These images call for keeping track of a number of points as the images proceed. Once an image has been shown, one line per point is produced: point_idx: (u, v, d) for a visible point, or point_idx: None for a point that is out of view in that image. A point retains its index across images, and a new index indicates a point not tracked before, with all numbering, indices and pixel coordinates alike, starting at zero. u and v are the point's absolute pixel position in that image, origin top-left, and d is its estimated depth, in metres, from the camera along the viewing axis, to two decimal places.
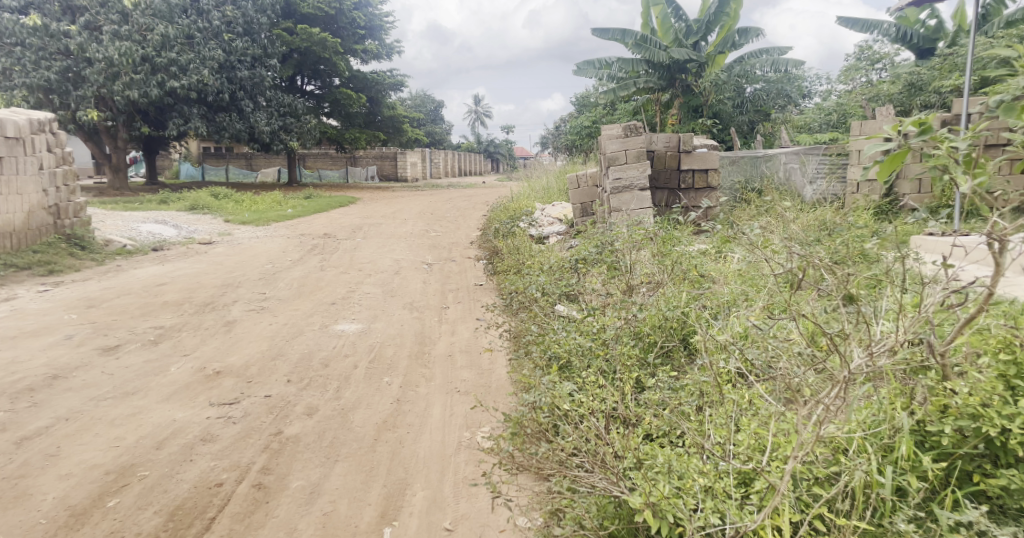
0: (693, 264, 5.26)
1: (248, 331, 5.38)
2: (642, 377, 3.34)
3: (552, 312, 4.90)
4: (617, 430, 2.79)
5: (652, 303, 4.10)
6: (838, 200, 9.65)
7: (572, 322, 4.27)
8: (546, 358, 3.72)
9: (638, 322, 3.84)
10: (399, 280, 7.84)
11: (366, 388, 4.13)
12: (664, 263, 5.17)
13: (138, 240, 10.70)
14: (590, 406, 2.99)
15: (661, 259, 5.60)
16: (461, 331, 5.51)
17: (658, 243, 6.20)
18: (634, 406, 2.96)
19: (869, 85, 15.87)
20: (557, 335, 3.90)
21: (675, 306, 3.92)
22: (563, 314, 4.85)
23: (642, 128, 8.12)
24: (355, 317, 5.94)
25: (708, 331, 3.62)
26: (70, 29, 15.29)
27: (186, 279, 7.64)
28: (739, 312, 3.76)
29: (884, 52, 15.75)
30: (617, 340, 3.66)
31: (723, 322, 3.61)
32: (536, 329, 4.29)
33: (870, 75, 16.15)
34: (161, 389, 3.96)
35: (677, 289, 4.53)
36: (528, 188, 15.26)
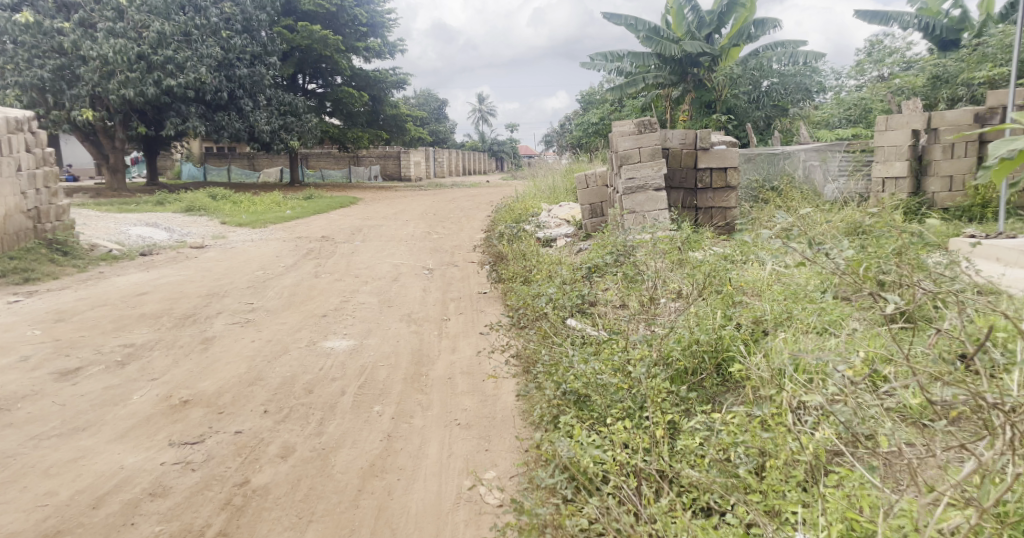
0: (722, 273, 4.74)
1: (227, 349, 4.88)
2: (676, 417, 2.82)
3: (566, 328, 4.36)
4: (658, 509, 2.30)
5: (681, 322, 3.55)
6: (862, 199, 8.88)
7: (590, 347, 3.72)
8: (562, 392, 3.18)
9: (667, 346, 3.29)
10: (397, 288, 7.33)
11: (353, 420, 3.61)
12: (693, 277, 4.66)
13: (127, 244, 10.23)
14: (622, 468, 2.49)
15: (683, 270, 5.11)
16: (462, 349, 4.99)
17: (682, 253, 5.73)
18: (675, 463, 2.48)
19: (881, 80, 15.33)
20: (572, 365, 3.34)
21: (710, 325, 3.36)
22: (578, 331, 4.30)
23: (656, 125, 7.53)
24: (347, 332, 5.43)
25: (751, 359, 3.08)
26: (63, 26, 14.84)
27: (169, 287, 7.15)
28: (788, 336, 3.22)
29: (896, 46, 15.17)
30: (645, 369, 3.12)
31: (768, 350, 3.07)
32: (549, 355, 3.73)
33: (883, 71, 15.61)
34: (116, 425, 3.47)
35: (713, 304, 4.00)
36: (533, 188, 14.74)
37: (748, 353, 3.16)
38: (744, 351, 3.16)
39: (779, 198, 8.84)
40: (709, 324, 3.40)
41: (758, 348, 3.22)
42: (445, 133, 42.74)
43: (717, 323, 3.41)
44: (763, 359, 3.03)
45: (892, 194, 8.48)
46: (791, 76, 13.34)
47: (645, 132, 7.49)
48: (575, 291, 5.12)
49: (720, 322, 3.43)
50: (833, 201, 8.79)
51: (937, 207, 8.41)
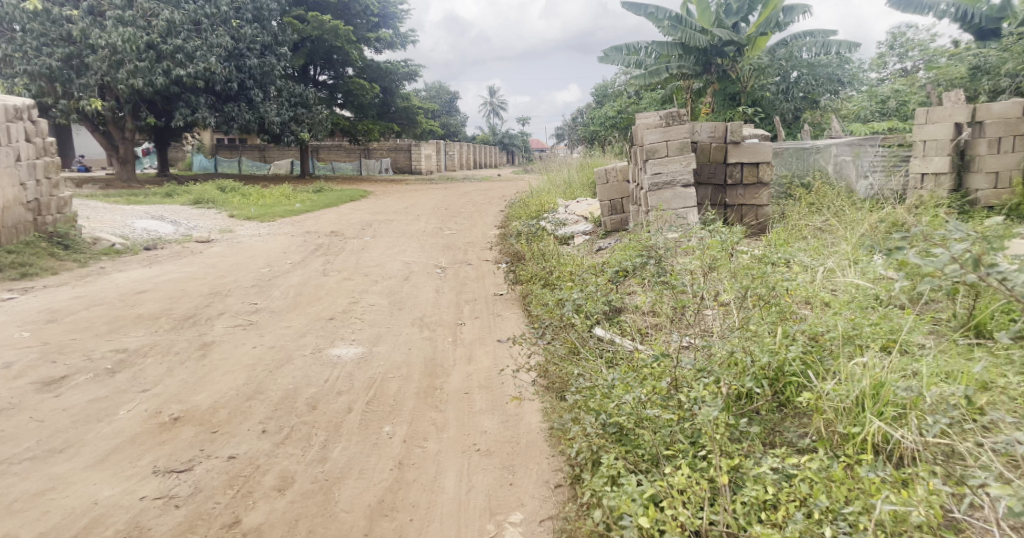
0: (771, 277, 4.36)
1: (228, 356, 4.52)
2: (740, 460, 2.50)
3: (602, 345, 4.03)
4: None
5: (732, 338, 3.17)
6: (898, 197, 8.48)
7: (630, 369, 3.34)
8: (606, 421, 2.84)
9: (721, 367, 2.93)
10: (408, 288, 6.96)
11: (361, 443, 3.27)
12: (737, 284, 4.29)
13: (131, 237, 9.90)
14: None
15: (724, 275, 4.72)
16: (480, 359, 4.63)
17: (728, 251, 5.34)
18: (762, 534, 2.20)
19: (905, 74, 14.83)
20: (613, 391, 2.98)
21: (770, 342, 2.99)
22: (618, 348, 3.95)
23: (685, 117, 7.18)
24: (355, 339, 5.06)
25: (819, 390, 2.72)
26: (72, 14, 14.59)
27: (170, 285, 6.80)
28: (861, 357, 2.85)
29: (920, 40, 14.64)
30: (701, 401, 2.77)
31: (839, 380, 2.70)
32: (584, 378, 3.35)
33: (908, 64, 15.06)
34: (97, 446, 3.13)
35: (767, 319, 3.63)
36: (548, 183, 14.31)
37: (816, 383, 2.81)
38: (810, 378, 2.80)
39: (809, 194, 8.49)
40: (769, 340, 3.03)
41: (827, 373, 2.86)
42: (457, 126, 42.29)
43: (778, 339, 3.03)
44: (835, 389, 2.69)
45: (931, 190, 8.06)
46: (822, 67, 12.82)
47: (673, 124, 7.13)
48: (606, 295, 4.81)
49: (780, 336, 3.06)
50: (867, 199, 8.40)
51: (981, 206, 7.94)
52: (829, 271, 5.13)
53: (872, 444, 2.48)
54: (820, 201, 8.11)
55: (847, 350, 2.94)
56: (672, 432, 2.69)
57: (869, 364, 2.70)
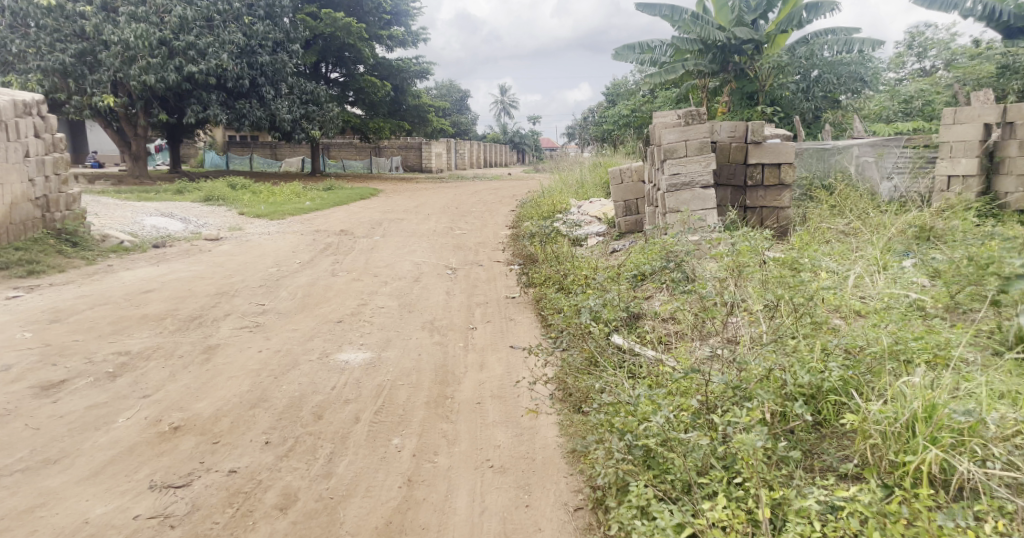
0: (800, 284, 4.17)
1: (234, 359, 4.38)
2: (782, 491, 2.33)
3: (623, 357, 3.87)
4: None
5: (762, 353, 3.00)
6: (922, 198, 8.29)
7: (654, 387, 3.18)
8: (634, 443, 2.69)
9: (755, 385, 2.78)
10: (419, 290, 6.80)
11: (368, 457, 3.12)
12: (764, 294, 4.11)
13: (140, 235, 9.80)
14: None
15: (750, 282, 4.52)
16: (492, 367, 4.48)
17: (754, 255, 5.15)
18: None
19: (923, 73, 14.59)
20: (638, 409, 2.83)
21: (806, 359, 2.84)
22: (643, 361, 3.79)
23: (705, 116, 7.00)
24: (364, 343, 4.91)
25: (865, 412, 2.55)
26: (85, 10, 14.53)
27: (177, 284, 6.67)
28: (908, 375, 2.68)
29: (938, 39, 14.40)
30: (735, 423, 2.61)
31: (886, 403, 2.53)
32: (608, 394, 3.19)
33: (927, 63, 14.79)
34: (92, 456, 2.99)
35: (801, 331, 3.46)
36: (560, 183, 14.13)
37: (860, 404, 2.64)
38: (852, 398, 2.63)
39: (831, 196, 8.32)
40: (806, 356, 2.87)
41: (870, 392, 2.68)
42: (467, 124, 42.15)
43: (816, 355, 2.87)
44: (882, 410, 2.52)
45: (959, 192, 7.83)
46: (843, 64, 12.43)
47: (692, 124, 6.94)
48: (628, 306, 4.65)
49: (816, 352, 2.90)
50: (890, 202, 8.23)
51: (1012, 209, 7.71)
52: (861, 280, 4.95)
53: (927, 474, 2.30)
54: (843, 203, 7.93)
55: (896, 368, 2.74)
56: (706, 456, 2.53)
57: (920, 385, 2.52)
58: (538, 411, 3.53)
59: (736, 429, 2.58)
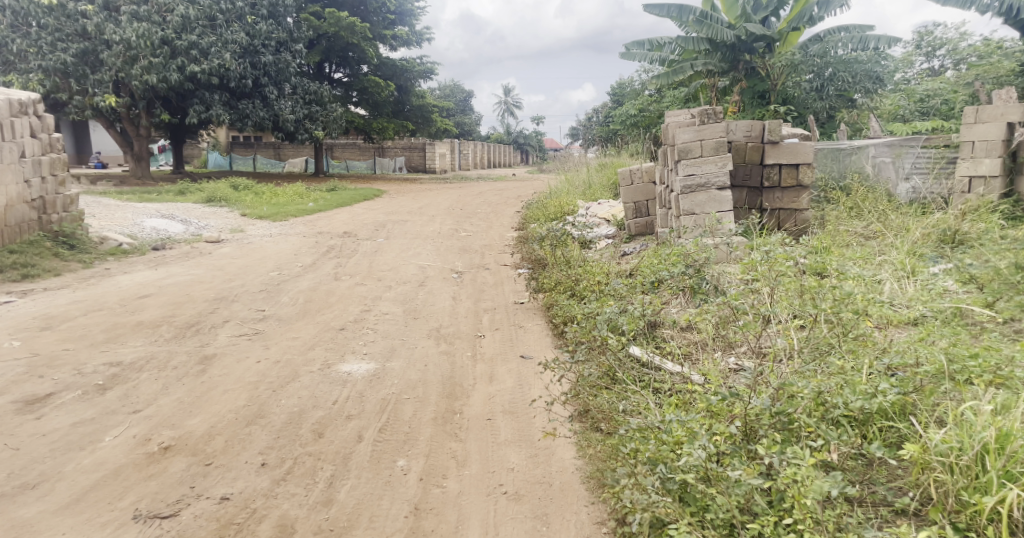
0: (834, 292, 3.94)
1: (231, 370, 4.16)
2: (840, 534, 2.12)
3: (645, 376, 3.67)
4: None
5: (800, 376, 2.81)
6: (943, 200, 8.09)
7: (680, 411, 2.98)
8: (668, 476, 2.49)
9: (797, 409, 2.58)
10: (424, 295, 6.58)
11: (372, 481, 2.92)
12: (796, 305, 3.89)
13: (139, 237, 9.59)
14: None
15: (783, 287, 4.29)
16: (502, 380, 4.29)
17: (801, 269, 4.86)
18: None
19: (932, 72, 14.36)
20: (668, 438, 2.63)
21: (853, 381, 2.64)
22: (667, 377, 3.59)
23: (721, 114, 6.66)
24: (367, 352, 4.69)
25: (925, 441, 2.34)
26: (87, 9, 14.33)
27: (175, 288, 6.45)
28: (971, 399, 2.46)
29: (948, 38, 14.18)
30: (778, 455, 2.41)
31: (948, 430, 2.31)
32: (634, 418, 2.98)
33: (937, 62, 14.59)
34: (75, 481, 2.78)
35: (839, 347, 3.25)
36: (566, 184, 13.92)
37: (916, 433, 2.44)
38: (910, 427, 2.42)
39: (850, 198, 8.09)
40: (851, 378, 2.68)
41: (929, 419, 2.48)
42: (470, 124, 41.99)
43: (862, 377, 2.68)
44: (945, 439, 2.30)
45: (982, 194, 7.60)
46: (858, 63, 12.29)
47: (707, 123, 6.69)
48: (648, 315, 4.44)
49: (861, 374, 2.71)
50: (910, 205, 8.02)
51: None
52: (890, 286, 4.73)
53: (1005, 516, 2.07)
54: (862, 205, 7.74)
55: (955, 392, 2.54)
56: (749, 491, 2.32)
57: (990, 410, 2.29)
58: (556, 431, 3.34)
59: (780, 462, 2.38)
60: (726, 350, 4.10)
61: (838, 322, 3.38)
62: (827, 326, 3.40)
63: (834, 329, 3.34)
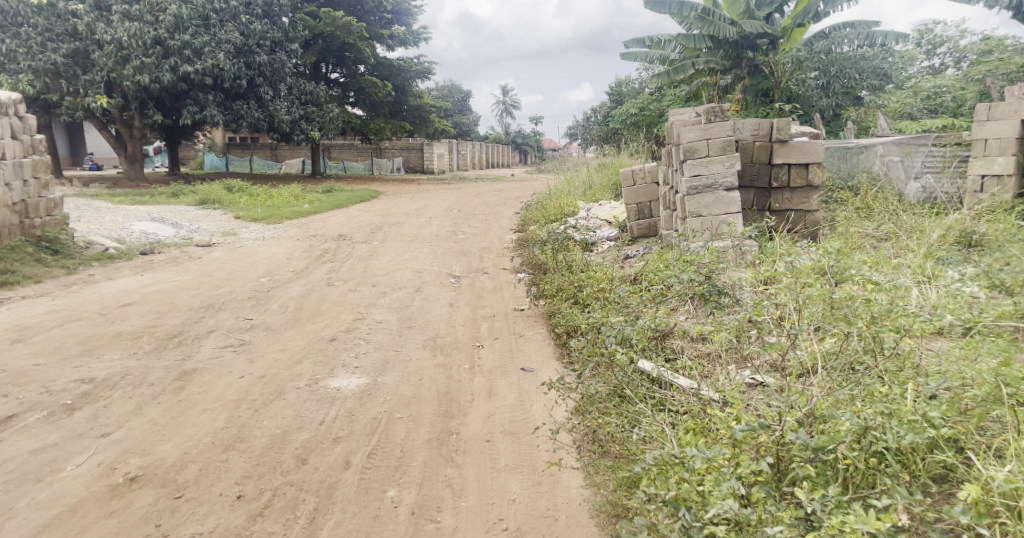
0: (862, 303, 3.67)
1: (212, 386, 3.88)
2: None
3: (655, 394, 3.43)
4: None
5: (834, 404, 2.64)
6: (955, 201, 7.82)
7: (699, 441, 2.73)
8: (693, 526, 2.30)
9: (837, 444, 2.43)
10: (420, 302, 6.29)
11: (359, 516, 2.72)
12: (821, 317, 3.66)
13: (126, 241, 9.29)
14: None
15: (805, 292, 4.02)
16: (502, 395, 4.04)
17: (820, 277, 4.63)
18: None
19: (928, 71, 14.12)
20: (693, 482, 2.43)
21: (899, 409, 2.49)
22: (682, 396, 3.36)
23: (727, 112, 6.44)
24: (359, 366, 4.40)
25: (986, 479, 2.24)
26: (77, 8, 14.02)
27: (159, 295, 6.16)
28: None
29: (948, 36, 13.97)
30: (819, 501, 2.27)
31: (1012, 469, 2.21)
32: (651, 451, 2.73)
33: (938, 60, 14.36)
34: (26, 519, 2.58)
35: (878, 366, 3.00)
36: (565, 184, 13.62)
37: (972, 469, 2.32)
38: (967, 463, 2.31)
39: (860, 198, 7.81)
40: (896, 406, 2.53)
41: (985, 452, 2.39)
42: (468, 125, 41.63)
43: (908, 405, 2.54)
44: (1006, 478, 2.20)
45: (995, 193, 7.36)
46: (865, 60, 11.76)
47: (715, 120, 6.39)
48: (658, 326, 4.19)
49: (905, 400, 2.56)
50: (922, 206, 7.74)
51: None
52: (913, 295, 4.46)
53: None
54: (872, 205, 7.48)
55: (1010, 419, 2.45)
56: None
57: None
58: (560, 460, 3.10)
59: (820, 511, 2.24)
60: (741, 364, 3.89)
61: (870, 338, 3.13)
62: (859, 342, 3.16)
63: (871, 345, 3.10)
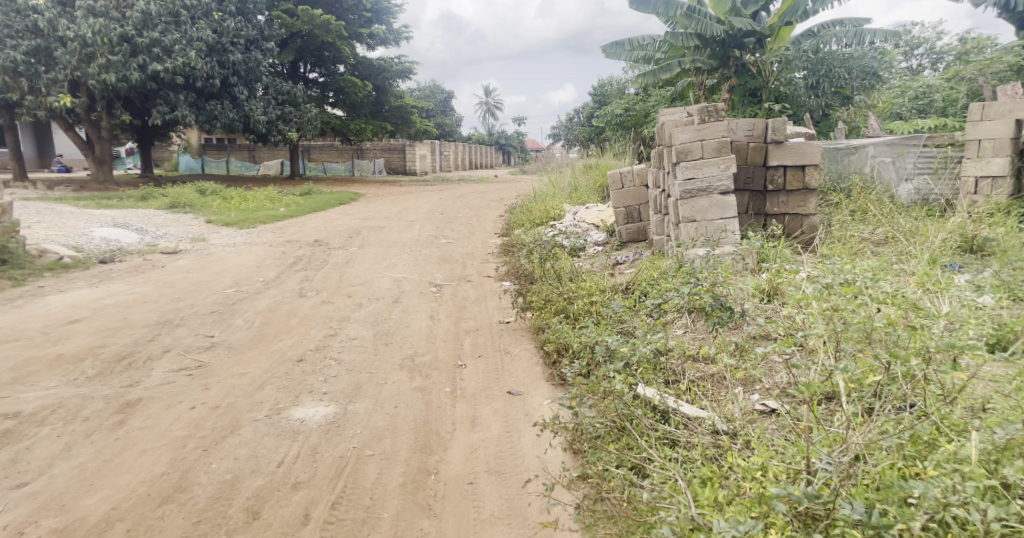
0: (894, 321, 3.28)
1: (157, 419, 3.42)
2: None
3: (663, 430, 3.08)
4: None
5: (887, 466, 2.37)
6: (948, 204, 7.52)
7: (729, 505, 2.42)
8: None
9: (902, 521, 2.13)
10: (398, 315, 5.85)
11: None
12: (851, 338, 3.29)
13: (86, 249, 8.75)
14: None
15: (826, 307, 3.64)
16: (486, 424, 3.64)
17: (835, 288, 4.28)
18: None
19: (910, 73, 13.97)
20: None
21: (970, 472, 2.22)
22: (695, 435, 3.01)
23: (723, 111, 6.04)
24: (327, 392, 3.97)
25: None
26: (38, 3, 13.39)
27: (112, 310, 5.67)
28: None
29: (926, 37, 13.84)
30: None
31: None
32: (671, 520, 2.41)
33: (916, 61, 14.22)
34: None
35: (924, 402, 2.68)
36: (550, 186, 13.22)
37: None
38: None
39: (853, 200, 7.50)
40: (963, 467, 2.25)
41: None
42: (451, 126, 41.15)
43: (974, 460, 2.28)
44: None
45: (990, 196, 7.06)
46: (854, 58, 11.51)
47: (709, 121, 6.01)
48: (658, 344, 3.81)
49: (968, 455, 2.30)
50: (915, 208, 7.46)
51: None
52: (925, 303, 4.08)
53: None
54: (867, 208, 7.17)
55: None
56: None
57: None
58: (560, 515, 2.78)
59: None
60: (749, 390, 3.55)
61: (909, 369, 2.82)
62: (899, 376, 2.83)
63: (917, 381, 2.75)
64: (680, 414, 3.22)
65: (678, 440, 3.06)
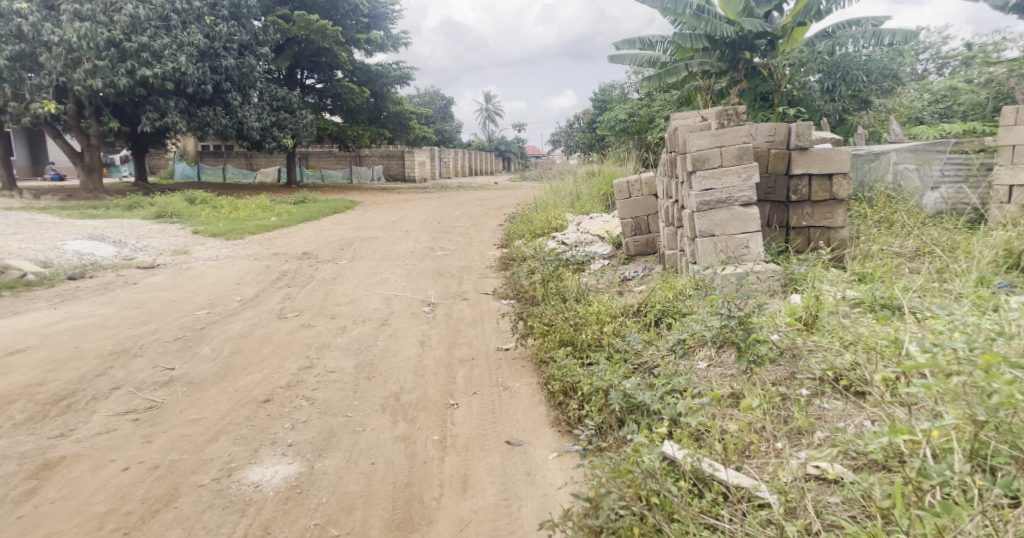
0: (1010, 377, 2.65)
1: (77, 489, 2.88)
2: None
3: (706, 516, 2.49)
4: None
5: None
6: (976, 213, 6.90)
7: None
8: None
9: None
10: (385, 342, 5.22)
11: None
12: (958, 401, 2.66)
13: (55, 264, 8.15)
14: None
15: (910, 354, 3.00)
16: (483, 488, 3.04)
17: (897, 323, 3.65)
18: None
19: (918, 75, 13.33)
20: None
21: None
22: (746, 523, 2.43)
23: (744, 115, 5.45)
24: (293, 444, 3.35)
25: None
26: (21, 6, 12.82)
27: (65, 338, 5.07)
28: None
29: (935, 41, 13.19)
30: None
31: None
32: None
33: (925, 66, 13.60)
34: None
35: None
36: (551, 193, 12.62)
37: None
38: None
39: (875, 209, 6.91)
40: None
41: None
42: (450, 132, 40.66)
43: None
44: None
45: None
46: (872, 61, 11.08)
47: (728, 125, 5.41)
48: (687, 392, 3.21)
49: None
50: (939, 217, 6.85)
51: None
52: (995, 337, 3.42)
53: None
54: (895, 218, 6.55)
55: None
56: None
57: None
58: None
59: None
60: (794, 444, 2.89)
61: None
62: None
63: None
64: (718, 483, 2.62)
65: (718, 523, 2.49)
